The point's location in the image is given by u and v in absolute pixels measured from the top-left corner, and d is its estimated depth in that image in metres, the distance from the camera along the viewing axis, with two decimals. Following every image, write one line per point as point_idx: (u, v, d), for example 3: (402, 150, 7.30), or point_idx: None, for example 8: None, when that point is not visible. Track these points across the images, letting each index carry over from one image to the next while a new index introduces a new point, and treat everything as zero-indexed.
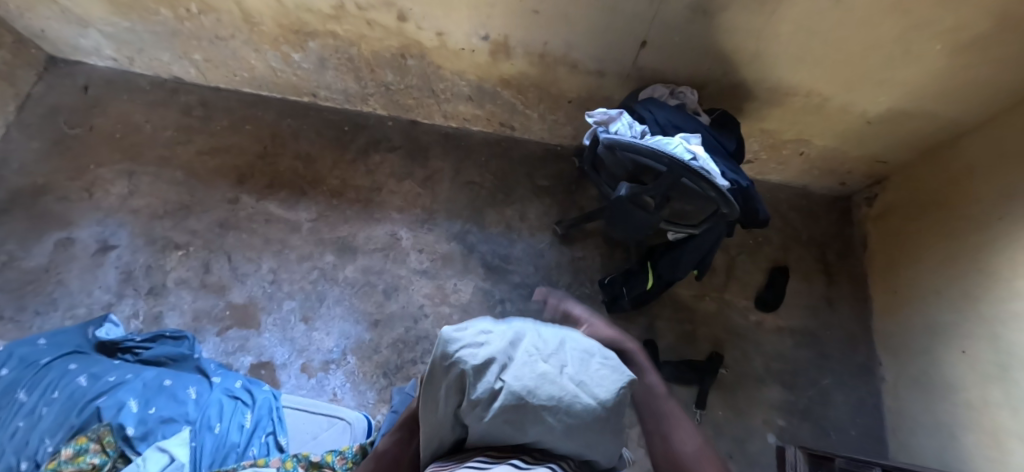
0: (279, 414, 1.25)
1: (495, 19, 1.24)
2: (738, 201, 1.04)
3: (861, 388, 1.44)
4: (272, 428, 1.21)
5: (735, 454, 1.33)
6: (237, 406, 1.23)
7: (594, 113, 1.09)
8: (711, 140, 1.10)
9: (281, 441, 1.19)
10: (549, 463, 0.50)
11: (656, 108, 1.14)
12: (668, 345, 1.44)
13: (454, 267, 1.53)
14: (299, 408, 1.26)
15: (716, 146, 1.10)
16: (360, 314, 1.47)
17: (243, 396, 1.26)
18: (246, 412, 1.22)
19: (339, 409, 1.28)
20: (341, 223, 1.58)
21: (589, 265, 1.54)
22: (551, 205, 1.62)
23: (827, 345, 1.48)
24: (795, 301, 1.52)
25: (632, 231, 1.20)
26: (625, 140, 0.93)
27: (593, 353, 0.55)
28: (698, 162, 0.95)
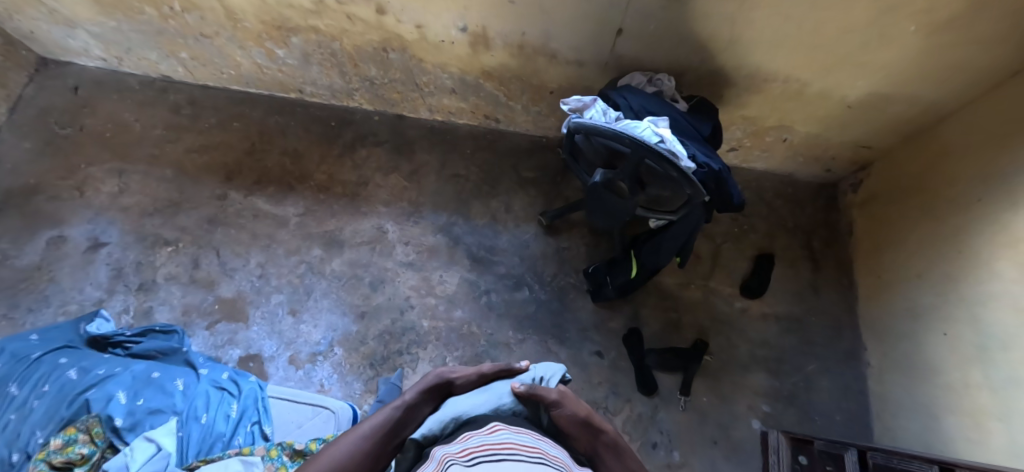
0: (265, 404, 1.26)
1: (472, 10, 1.25)
2: (712, 184, 1.04)
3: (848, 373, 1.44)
4: (257, 418, 1.22)
5: (719, 440, 1.34)
6: (224, 396, 1.24)
7: (569, 101, 1.09)
8: (685, 125, 1.11)
9: (266, 430, 1.21)
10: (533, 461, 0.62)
11: (631, 95, 1.15)
12: (653, 333, 1.45)
13: (440, 259, 1.54)
14: (283, 397, 1.28)
15: (690, 132, 1.10)
16: (347, 307, 1.48)
17: (229, 387, 1.27)
18: (232, 402, 1.24)
19: (324, 399, 1.30)
20: (328, 217, 1.59)
21: (574, 256, 1.55)
22: (536, 197, 1.63)
23: (813, 332, 1.48)
24: (780, 288, 1.52)
25: (611, 219, 1.20)
26: (591, 123, 0.93)
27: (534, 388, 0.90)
28: (665, 144, 0.96)
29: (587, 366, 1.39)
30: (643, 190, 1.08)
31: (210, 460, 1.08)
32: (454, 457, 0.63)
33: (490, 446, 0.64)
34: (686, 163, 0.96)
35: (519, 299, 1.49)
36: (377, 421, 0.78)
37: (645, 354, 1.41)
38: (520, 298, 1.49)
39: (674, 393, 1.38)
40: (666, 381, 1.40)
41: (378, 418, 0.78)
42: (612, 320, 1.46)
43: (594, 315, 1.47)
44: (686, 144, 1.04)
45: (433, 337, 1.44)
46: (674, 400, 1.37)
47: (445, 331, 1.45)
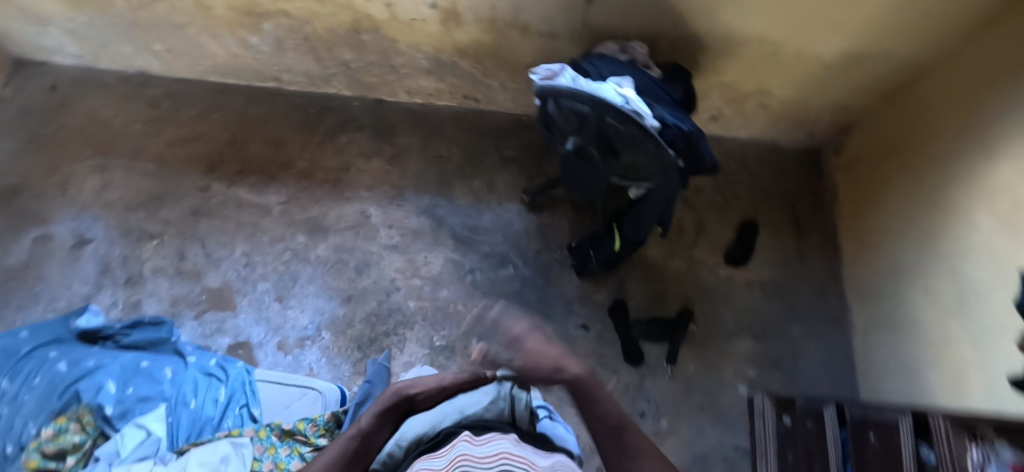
0: (253, 387, 1.27)
1: None
2: (681, 146, 1.04)
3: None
4: (246, 400, 1.24)
5: (706, 407, 1.35)
6: (212, 382, 1.25)
7: (538, 71, 1.08)
8: (656, 90, 1.10)
9: (255, 412, 1.23)
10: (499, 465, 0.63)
11: (602, 62, 1.14)
12: (638, 305, 1.45)
13: (424, 240, 1.54)
14: (271, 380, 1.29)
15: (661, 97, 1.10)
16: (332, 291, 1.48)
17: (218, 373, 1.28)
18: (220, 387, 1.25)
19: (312, 380, 1.31)
20: (311, 204, 1.59)
21: (558, 232, 1.55)
22: (518, 175, 1.62)
23: (798, 297, 1.48)
24: (764, 254, 1.52)
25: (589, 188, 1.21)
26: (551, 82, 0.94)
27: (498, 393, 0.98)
28: (631, 105, 0.96)
29: (573, 339, 1.40)
30: (614, 155, 1.08)
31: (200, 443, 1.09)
32: None
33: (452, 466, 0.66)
34: (648, 122, 0.96)
35: (504, 277, 1.49)
36: (335, 452, 0.85)
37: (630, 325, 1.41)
38: (505, 276, 1.49)
39: (660, 362, 1.39)
40: (653, 351, 1.40)
41: (333, 451, 0.85)
42: (597, 293, 1.47)
43: (580, 288, 1.47)
44: (655, 106, 1.04)
45: (420, 318, 1.45)
46: (661, 369, 1.38)
47: (431, 311, 1.46)
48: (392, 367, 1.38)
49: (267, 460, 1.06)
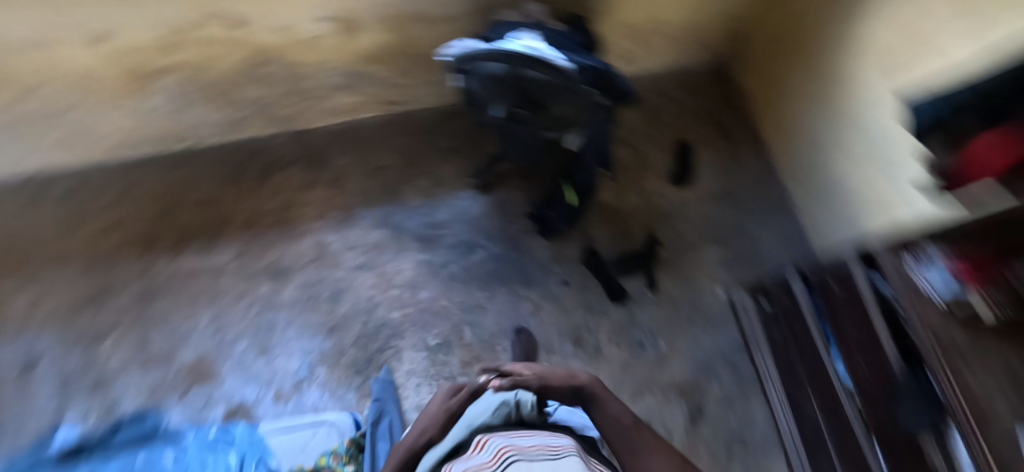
0: (262, 442, 1.23)
1: None
2: (599, 78, 1.07)
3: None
4: (258, 456, 1.19)
5: (696, 319, 1.44)
6: (218, 450, 1.20)
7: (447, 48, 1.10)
8: (565, 40, 1.14)
9: (271, 464, 1.18)
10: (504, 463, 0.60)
11: (509, 28, 1.18)
12: (608, 247, 1.52)
13: (390, 251, 1.54)
14: (278, 429, 1.26)
15: (571, 43, 1.14)
16: (314, 327, 1.45)
17: (222, 440, 1.23)
18: (229, 452, 1.20)
19: (320, 415, 1.30)
20: (265, 250, 1.55)
21: (514, 204, 1.58)
22: (461, 163, 1.64)
23: (745, 197, 1.59)
24: (704, 169, 1.63)
25: None
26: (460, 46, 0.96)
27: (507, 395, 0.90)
28: (541, 49, 1.00)
29: (558, 297, 1.46)
30: (540, 106, 1.11)
31: None
32: None
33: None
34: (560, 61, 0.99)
35: (477, 261, 1.51)
36: None
37: (606, 268, 1.49)
38: (478, 260, 1.51)
39: (643, 293, 1.46)
40: (633, 284, 1.47)
41: None
42: (568, 248, 1.52)
43: (551, 249, 1.52)
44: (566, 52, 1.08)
45: (408, 325, 1.44)
46: (646, 298, 1.45)
47: (418, 315, 1.45)
48: (396, 380, 1.38)
49: None
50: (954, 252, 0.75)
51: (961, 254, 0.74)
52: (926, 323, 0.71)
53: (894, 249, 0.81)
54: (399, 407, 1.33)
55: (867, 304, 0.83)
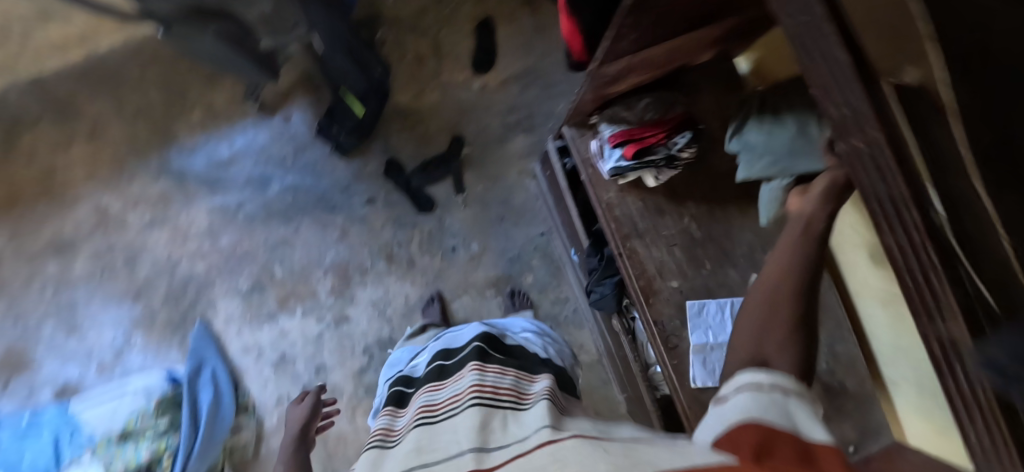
0: (72, 415, 1.26)
1: None
2: None
3: (871, 177, 0.36)
4: (70, 428, 1.25)
5: (507, 214, 1.42)
6: (32, 426, 1.26)
7: None
8: None
9: (86, 431, 1.25)
10: (473, 402, 0.66)
11: None
12: (409, 154, 1.42)
13: (176, 201, 1.40)
14: (89, 400, 1.29)
15: None
16: (118, 295, 1.37)
17: (35, 421, 1.26)
18: (42, 429, 1.25)
19: (128, 382, 1.31)
20: (41, 226, 1.38)
21: (303, 125, 1.42)
22: (235, 85, 1.42)
23: (550, 72, 1.45)
24: (507, 47, 1.45)
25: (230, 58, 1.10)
26: None
27: (759, 155, 0.77)
28: None
29: (365, 217, 1.40)
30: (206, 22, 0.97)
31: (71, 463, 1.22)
32: (425, 406, 0.71)
33: (454, 400, 0.69)
34: None
35: (274, 195, 1.40)
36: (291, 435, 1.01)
37: (411, 179, 1.41)
38: (273, 194, 1.40)
39: (451, 197, 1.42)
40: (439, 191, 1.41)
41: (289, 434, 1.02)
42: (367, 164, 1.42)
43: (349, 167, 1.42)
44: None
45: (215, 274, 1.38)
46: (454, 203, 1.41)
47: (223, 262, 1.39)
48: (216, 328, 1.37)
49: (118, 463, 1.22)
50: (620, 134, 0.91)
51: (621, 128, 0.93)
52: (605, 202, 0.94)
53: (576, 126, 1.00)
54: (223, 354, 1.36)
55: (564, 192, 1.06)
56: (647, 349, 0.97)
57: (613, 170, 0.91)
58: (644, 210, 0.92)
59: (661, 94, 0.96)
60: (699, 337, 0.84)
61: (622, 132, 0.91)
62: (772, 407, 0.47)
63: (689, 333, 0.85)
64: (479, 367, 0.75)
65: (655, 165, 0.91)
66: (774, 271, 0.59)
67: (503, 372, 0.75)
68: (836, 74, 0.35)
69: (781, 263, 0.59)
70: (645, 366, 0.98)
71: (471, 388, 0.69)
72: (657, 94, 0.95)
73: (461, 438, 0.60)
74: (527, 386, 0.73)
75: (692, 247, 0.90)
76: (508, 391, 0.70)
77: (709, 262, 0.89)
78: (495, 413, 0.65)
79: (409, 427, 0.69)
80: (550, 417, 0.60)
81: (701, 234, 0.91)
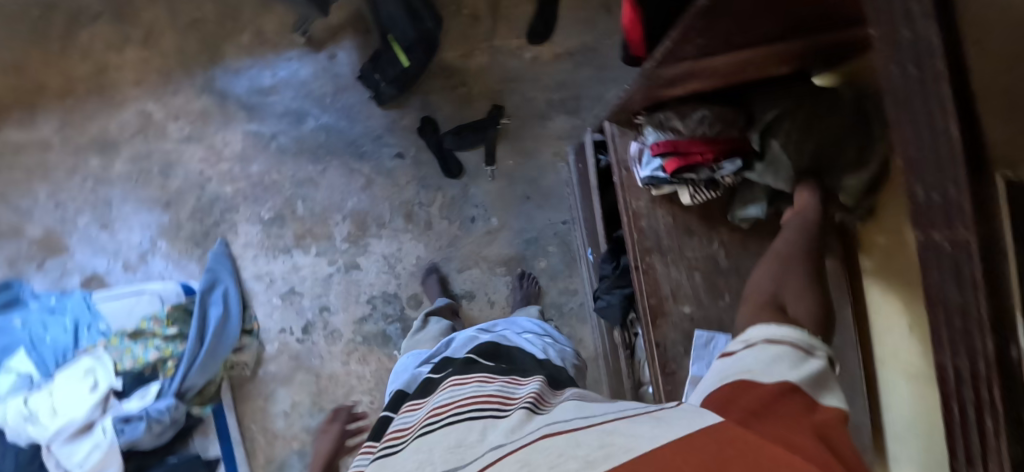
0: (94, 306, 1.32)
1: None
2: None
3: (942, 277, 0.29)
4: (88, 319, 1.30)
5: (532, 194, 1.39)
6: (53, 311, 1.30)
7: None
8: None
9: (102, 325, 1.30)
10: (452, 421, 0.61)
11: None
12: (446, 116, 1.40)
13: (215, 121, 1.42)
14: (109, 294, 1.34)
15: None
16: (150, 202, 1.42)
17: (56, 303, 1.32)
18: (62, 314, 1.30)
19: (146, 284, 1.36)
20: (88, 122, 1.42)
21: (348, 66, 1.40)
22: (287, 14, 1.39)
23: (607, 54, 1.38)
24: (568, 20, 1.37)
25: None
26: None
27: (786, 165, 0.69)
28: None
29: (392, 171, 1.40)
30: None
31: (82, 353, 1.27)
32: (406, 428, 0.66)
33: (431, 416, 0.64)
34: None
35: (308, 132, 1.41)
36: None
37: (443, 140, 1.37)
38: (308, 131, 1.41)
39: (480, 167, 1.40)
40: (470, 158, 1.40)
41: None
42: (402, 118, 1.40)
43: (385, 117, 1.40)
44: None
45: (241, 199, 1.42)
46: (482, 173, 1.40)
47: (249, 189, 1.42)
48: (234, 250, 1.42)
49: (128, 360, 1.29)
50: (668, 144, 0.71)
51: (671, 139, 0.71)
52: (632, 211, 0.85)
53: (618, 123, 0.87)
54: (236, 276, 1.41)
55: (592, 189, 1.01)
56: (642, 368, 0.94)
57: (647, 177, 0.76)
58: (672, 227, 0.83)
59: (726, 108, 0.70)
60: (698, 368, 0.79)
61: (670, 142, 0.71)
62: (780, 362, 0.48)
63: (690, 363, 0.80)
64: (457, 381, 0.71)
65: (692, 183, 0.75)
66: (777, 256, 0.63)
67: (489, 382, 0.70)
68: (934, 156, 0.27)
69: (785, 248, 0.64)
70: (638, 383, 0.95)
71: (453, 403, 0.65)
72: (723, 101, 0.73)
73: (433, 461, 0.54)
74: (513, 391, 0.67)
75: (714, 275, 0.82)
76: (494, 398, 0.65)
77: (729, 294, 0.81)
78: (475, 425, 0.60)
79: (387, 449, 0.64)
80: (515, 432, 0.54)
81: (729, 264, 0.82)
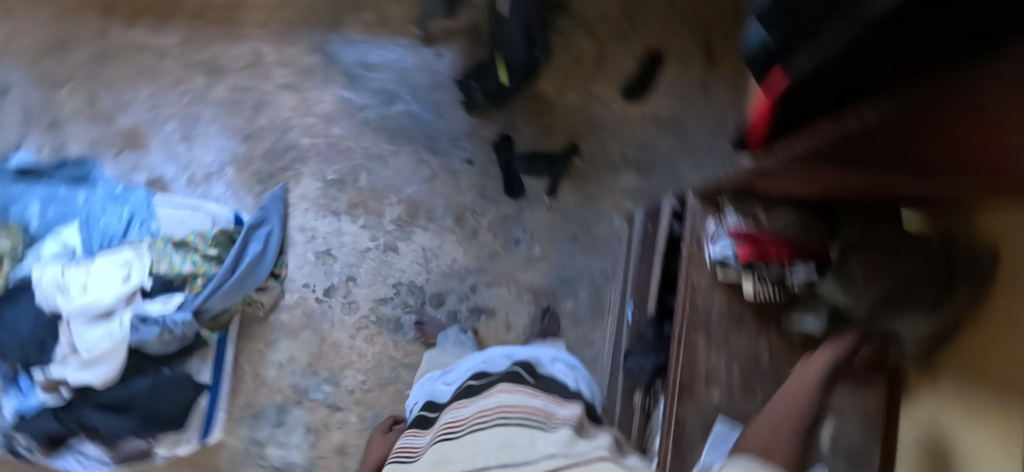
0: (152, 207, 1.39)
1: None
2: None
3: None
4: (143, 217, 1.37)
5: (580, 236, 1.43)
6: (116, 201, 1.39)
7: None
8: None
9: (153, 226, 1.36)
10: (496, 421, 0.64)
11: None
12: (525, 139, 1.45)
13: (317, 78, 1.51)
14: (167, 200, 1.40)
15: None
16: (233, 130, 1.50)
17: (122, 194, 1.40)
18: (123, 205, 1.38)
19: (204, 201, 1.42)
20: (206, 45, 1.52)
21: (451, 67, 1.48)
22: (413, 5, 1.49)
23: (691, 130, 1.43)
24: (664, 88, 1.43)
25: None
26: None
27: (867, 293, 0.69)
28: None
29: (458, 173, 1.46)
30: None
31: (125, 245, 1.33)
32: (449, 425, 0.67)
33: (474, 416, 0.66)
34: None
35: (395, 114, 1.48)
36: None
37: (514, 161, 1.45)
38: (395, 113, 1.49)
39: (541, 196, 1.45)
40: (533, 184, 1.45)
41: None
42: (483, 128, 1.46)
43: (468, 123, 1.47)
44: None
45: (314, 154, 1.49)
46: (541, 202, 1.44)
47: (324, 147, 1.49)
48: (290, 197, 1.48)
49: (163, 265, 1.33)
50: (742, 230, 0.71)
51: (745, 226, 0.71)
52: (692, 287, 0.81)
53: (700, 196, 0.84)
54: (284, 221, 1.46)
55: (658, 251, 0.99)
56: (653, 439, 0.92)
57: (717, 257, 0.76)
58: (725, 310, 0.80)
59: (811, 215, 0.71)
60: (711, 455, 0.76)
61: (744, 230, 0.71)
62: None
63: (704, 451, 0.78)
64: (504, 388, 0.71)
65: (762, 277, 0.74)
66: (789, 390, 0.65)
67: (529, 394, 0.70)
68: None
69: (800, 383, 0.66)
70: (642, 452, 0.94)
71: (499, 407, 0.66)
72: (811, 207, 0.72)
73: (488, 457, 0.58)
74: (556, 411, 0.68)
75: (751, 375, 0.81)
76: (538, 412, 0.66)
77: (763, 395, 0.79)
78: (521, 433, 0.62)
79: (431, 444, 0.67)
80: (568, 446, 0.58)
81: (770, 368, 0.81)
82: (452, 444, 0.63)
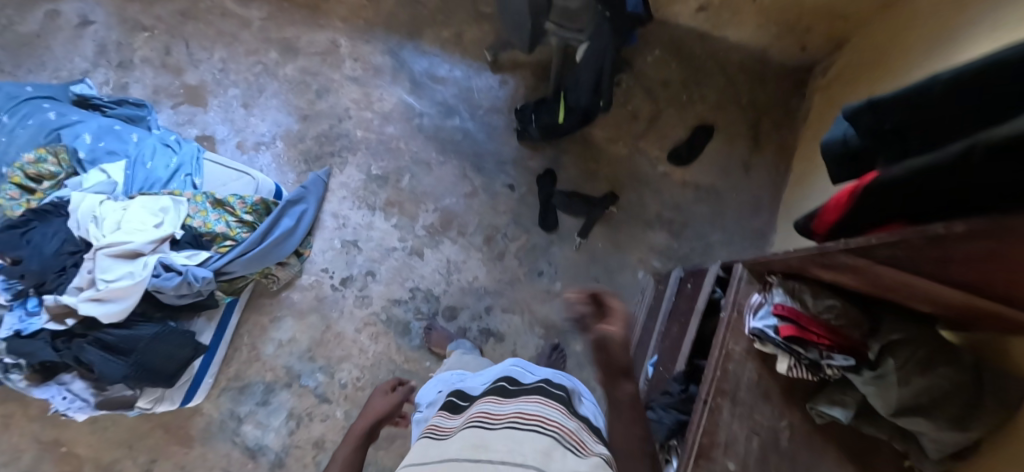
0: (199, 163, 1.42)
1: None
2: None
3: None
4: (189, 170, 1.40)
5: (602, 280, 1.46)
6: (167, 150, 1.42)
7: None
8: None
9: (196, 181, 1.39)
10: (535, 427, 0.65)
11: None
12: (568, 178, 1.50)
13: (383, 78, 1.57)
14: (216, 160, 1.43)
15: None
16: (292, 108, 1.55)
17: (174, 145, 1.44)
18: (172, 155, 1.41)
19: (249, 169, 1.45)
20: (287, 25, 1.59)
21: (512, 96, 1.55)
22: (489, 33, 1.57)
23: (727, 203, 1.48)
24: (709, 159, 1.49)
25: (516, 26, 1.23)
26: None
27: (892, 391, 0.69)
28: None
29: (497, 195, 1.50)
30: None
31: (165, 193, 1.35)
32: (482, 415, 0.69)
33: (508, 415, 0.67)
34: None
35: (449, 127, 1.54)
36: None
37: (554, 196, 1.48)
38: (450, 126, 1.54)
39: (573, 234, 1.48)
40: (567, 222, 1.48)
41: None
42: (531, 159, 1.51)
43: (517, 150, 1.52)
44: None
45: (364, 147, 1.53)
46: (571, 240, 1.47)
47: (375, 143, 1.53)
48: (331, 182, 1.51)
49: (197, 220, 1.34)
50: (788, 310, 0.76)
51: (794, 307, 0.76)
52: (726, 351, 0.84)
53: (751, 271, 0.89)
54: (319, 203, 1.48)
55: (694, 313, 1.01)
56: None
57: (757, 327, 0.80)
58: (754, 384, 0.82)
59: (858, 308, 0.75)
60: None
61: (791, 308, 0.76)
62: None
63: None
64: (539, 399, 0.72)
65: (797, 357, 0.77)
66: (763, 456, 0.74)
67: (561, 412, 0.71)
68: None
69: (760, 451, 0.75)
70: None
71: (535, 416, 0.67)
72: (855, 298, 0.76)
73: (526, 453, 0.59)
74: (586, 439, 0.68)
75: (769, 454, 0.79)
76: (570, 432, 0.67)
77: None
78: (557, 448, 0.62)
79: (462, 428, 0.68)
80: None
81: (789, 449, 0.80)
82: (486, 433, 0.64)
